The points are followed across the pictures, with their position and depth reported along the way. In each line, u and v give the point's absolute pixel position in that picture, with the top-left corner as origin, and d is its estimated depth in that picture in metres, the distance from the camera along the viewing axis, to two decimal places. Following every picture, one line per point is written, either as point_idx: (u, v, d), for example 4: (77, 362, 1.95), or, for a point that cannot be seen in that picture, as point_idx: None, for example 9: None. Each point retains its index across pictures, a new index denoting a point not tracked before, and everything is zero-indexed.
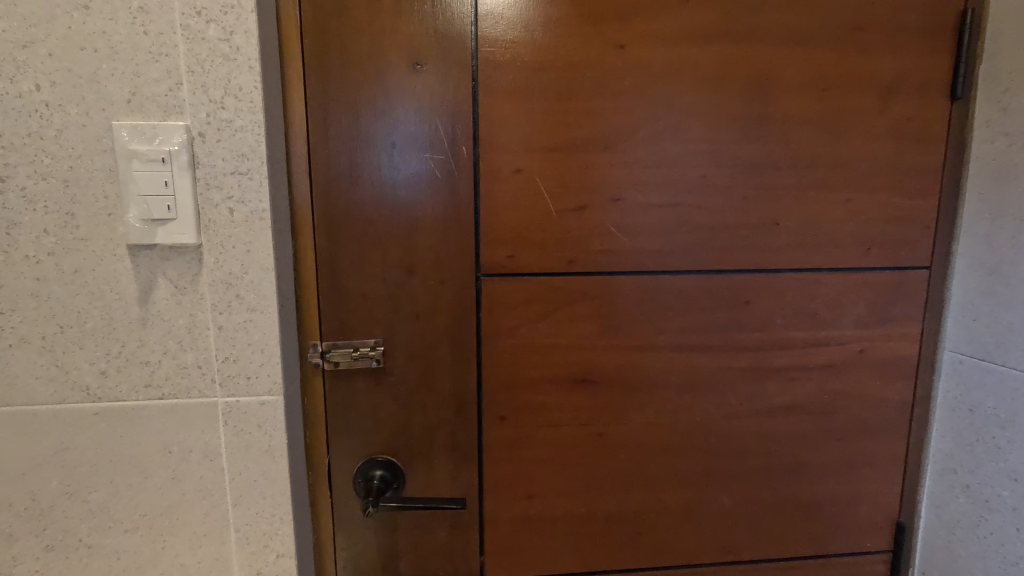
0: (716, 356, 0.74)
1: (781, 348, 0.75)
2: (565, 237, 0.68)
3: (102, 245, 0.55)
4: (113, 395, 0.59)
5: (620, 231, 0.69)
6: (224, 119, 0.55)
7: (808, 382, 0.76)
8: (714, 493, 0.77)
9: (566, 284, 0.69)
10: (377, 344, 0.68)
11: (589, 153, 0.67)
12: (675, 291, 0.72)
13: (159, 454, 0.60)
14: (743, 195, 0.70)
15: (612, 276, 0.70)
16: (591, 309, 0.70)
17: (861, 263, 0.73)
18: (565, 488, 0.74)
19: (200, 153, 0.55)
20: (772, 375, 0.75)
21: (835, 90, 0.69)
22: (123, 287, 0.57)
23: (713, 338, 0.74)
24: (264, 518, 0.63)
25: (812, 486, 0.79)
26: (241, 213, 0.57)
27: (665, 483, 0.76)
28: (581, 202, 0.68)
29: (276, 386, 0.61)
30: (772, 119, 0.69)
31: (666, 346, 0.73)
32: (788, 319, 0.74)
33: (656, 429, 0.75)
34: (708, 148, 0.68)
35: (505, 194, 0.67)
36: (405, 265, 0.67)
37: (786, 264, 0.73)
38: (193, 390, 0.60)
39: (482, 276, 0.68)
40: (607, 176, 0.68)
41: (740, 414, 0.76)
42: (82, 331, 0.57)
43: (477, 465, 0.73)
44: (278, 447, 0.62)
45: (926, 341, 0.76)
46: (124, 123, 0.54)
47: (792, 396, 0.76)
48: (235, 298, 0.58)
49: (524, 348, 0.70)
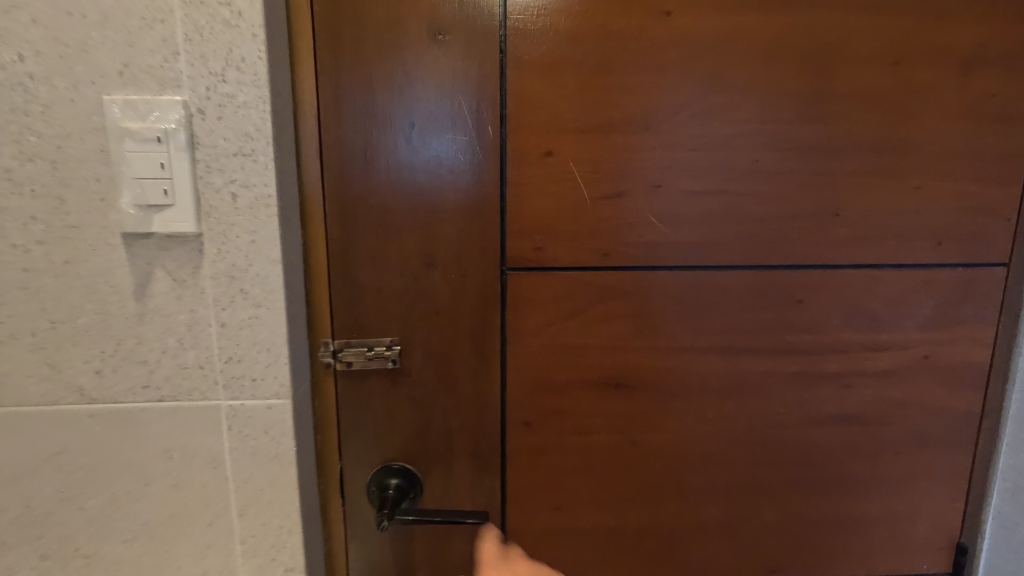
0: (764, 360, 0.67)
1: (836, 352, 0.67)
2: (599, 228, 0.62)
3: (94, 233, 0.50)
4: (110, 396, 0.54)
5: (661, 221, 0.62)
6: (226, 94, 0.50)
7: (865, 389, 0.69)
8: (756, 507, 0.71)
9: (600, 279, 0.63)
10: (394, 342, 0.63)
11: (628, 134, 0.60)
12: (721, 287, 0.65)
13: (159, 460, 0.56)
14: (800, 182, 0.63)
15: (651, 271, 0.64)
16: (627, 306, 0.64)
17: (929, 259, 0.66)
18: (595, 500, 0.69)
19: (199, 132, 0.50)
20: (826, 380, 0.68)
21: (907, 63, 0.61)
22: (117, 279, 0.52)
23: (762, 340, 0.66)
24: (272, 530, 0.58)
25: (865, 502, 0.72)
26: (246, 199, 0.52)
27: (704, 497, 0.70)
28: (618, 189, 0.61)
29: (284, 388, 0.56)
30: (836, 97, 0.61)
31: (708, 347, 0.66)
32: (845, 320, 0.67)
33: (695, 439, 0.68)
34: (762, 128, 0.61)
35: (535, 180, 0.60)
36: (424, 257, 0.61)
37: (845, 259, 0.65)
38: (195, 392, 0.55)
39: (507, 270, 0.62)
40: (648, 160, 0.61)
41: (790, 424, 0.69)
42: (75, 327, 0.52)
43: (499, 474, 0.67)
44: (287, 454, 0.57)
45: (1000, 345, 0.68)
46: (116, 98, 0.48)
47: (847, 405, 0.69)
48: (239, 293, 0.53)
49: (552, 348, 0.64)
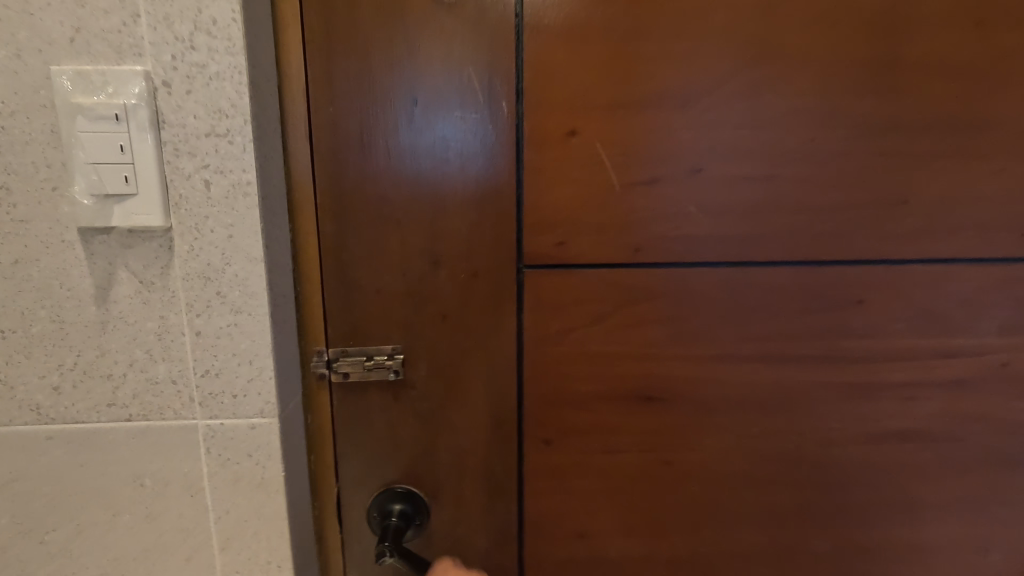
0: (817, 369, 0.59)
1: (900, 359, 0.59)
2: (629, 219, 0.54)
3: (47, 228, 0.43)
4: (71, 415, 0.47)
5: (701, 211, 0.54)
6: (195, 63, 0.42)
7: (931, 402, 0.60)
8: (805, 534, 0.63)
9: (630, 278, 0.55)
10: (395, 351, 0.55)
11: (665, 111, 0.52)
12: (769, 287, 0.56)
13: (129, 487, 0.49)
14: (862, 165, 0.54)
15: (689, 269, 0.56)
16: (661, 309, 0.56)
17: (1009, 253, 0.57)
18: (624, 527, 0.61)
19: (165, 109, 0.43)
20: (887, 392, 0.60)
21: (990, 24, 0.52)
22: (75, 281, 0.45)
23: (815, 347, 0.58)
24: (259, 565, 0.51)
25: (928, 527, 0.64)
26: (221, 187, 0.44)
27: (746, 523, 0.62)
28: (651, 174, 0.53)
29: (270, 406, 0.49)
30: (906, 66, 0.53)
31: (753, 356, 0.58)
32: (910, 324, 0.58)
33: (737, 458, 0.60)
34: (819, 103, 0.53)
35: (556, 164, 0.53)
36: (429, 254, 0.54)
37: (913, 254, 0.57)
38: (167, 411, 0.48)
39: (525, 269, 0.54)
40: (687, 141, 0.53)
41: (844, 442, 0.61)
42: (28, 337, 0.45)
43: (516, 497, 0.60)
44: (273, 481, 0.50)
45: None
46: (66, 69, 0.41)
47: (910, 419, 0.61)
48: (216, 297, 0.46)
49: (576, 357, 0.57)
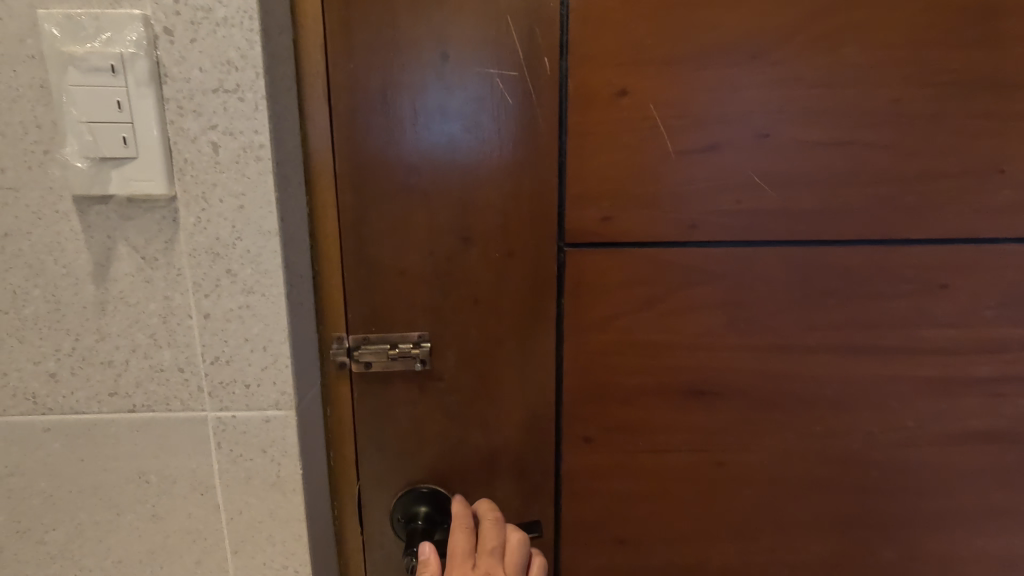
0: (893, 362, 0.52)
1: (987, 351, 0.53)
2: (685, 191, 0.48)
3: (38, 197, 0.39)
4: (69, 406, 0.43)
5: (766, 182, 0.48)
6: (200, 8, 0.37)
7: (1019, 399, 0.54)
8: (872, 544, 0.57)
9: (685, 258, 0.49)
10: (422, 338, 0.50)
11: (728, 68, 0.46)
12: (841, 268, 0.50)
13: (133, 485, 0.45)
14: (952, 129, 0.48)
15: (751, 248, 0.49)
16: (719, 293, 0.50)
17: None
18: (670, 533, 0.56)
19: (167, 61, 0.38)
20: (970, 388, 0.53)
21: None
22: (70, 258, 0.40)
23: (891, 337, 0.52)
24: (274, 571, 0.47)
25: (1011, 540, 0.57)
26: (230, 151, 0.39)
27: (807, 531, 0.56)
28: (711, 140, 0.47)
29: (286, 397, 0.44)
30: (1007, 14, 0.46)
31: (821, 346, 0.52)
32: (1000, 312, 0.52)
33: (798, 460, 0.54)
34: (905, 58, 0.46)
35: (603, 129, 0.47)
36: (460, 231, 0.48)
37: (1006, 231, 0.50)
38: (173, 401, 0.43)
39: (566, 247, 0.49)
40: (753, 102, 0.47)
41: (920, 443, 0.55)
42: (21, 319, 0.41)
43: (552, 499, 0.55)
44: (290, 479, 0.45)
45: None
46: (54, 13, 0.36)
47: (995, 419, 0.54)
48: (225, 275, 0.41)
49: (621, 346, 0.51)
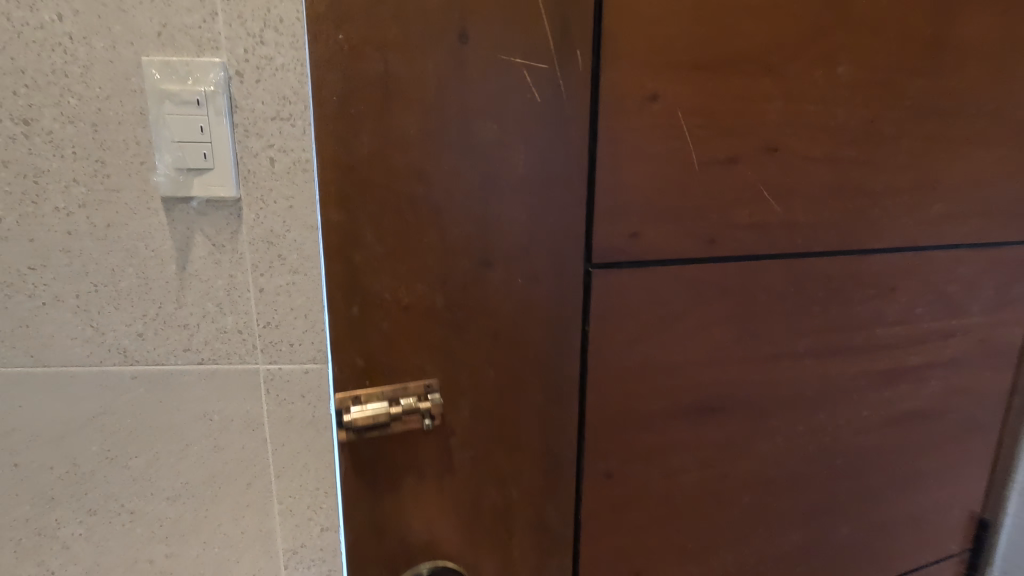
0: (856, 359, 0.76)
1: (918, 343, 0.79)
2: (705, 201, 0.62)
3: (135, 197, 0.51)
4: (151, 358, 0.55)
5: (771, 198, 0.65)
6: (264, 56, 0.49)
7: (933, 377, 0.82)
8: (834, 523, 0.84)
9: (706, 268, 0.65)
10: (428, 391, 0.58)
11: (698, 108, 0.59)
12: (823, 276, 0.70)
13: (199, 422, 0.57)
14: (884, 157, 0.68)
15: (758, 260, 0.67)
16: (732, 297, 0.67)
17: (996, 239, 0.78)
18: (673, 483, 0.72)
19: (238, 96, 0.50)
20: (908, 370, 0.80)
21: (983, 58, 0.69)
22: (158, 243, 0.52)
23: (856, 335, 0.75)
24: (308, 492, 0.60)
25: (918, 489, 0.87)
26: (284, 164, 0.52)
27: (731, 463, 0.74)
28: (729, 153, 0.62)
29: (321, 353, 0.57)
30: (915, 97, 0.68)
31: (808, 345, 0.73)
32: (927, 309, 0.77)
33: (783, 425, 0.75)
34: (864, 109, 0.65)
35: (638, 141, 0.58)
36: (480, 254, 0.56)
37: (931, 241, 0.75)
38: (234, 356, 0.56)
39: (593, 268, 0.60)
40: (740, 133, 0.61)
41: (870, 425, 0.80)
42: (116, 290, 0.53)
43: (579, 466, 0.67)
44: (323, 419, 0.58)
45: (984, 315, 0.81)
46: (155, 59, 0.48)
47: (920, 395, 0.82)
48: (277, 259, 0.54)
49: (648, 340, 0.65)
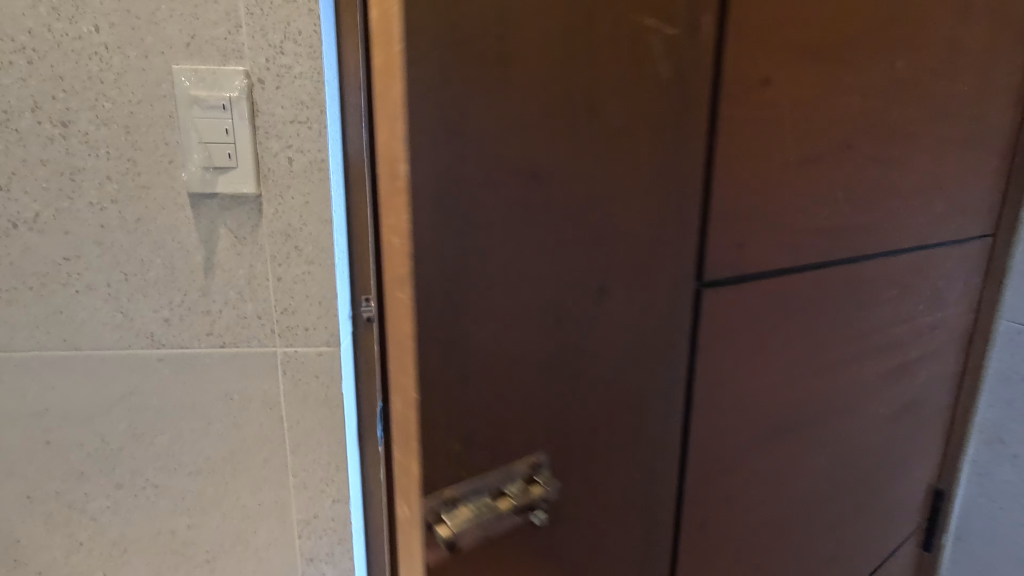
0: (880, 358, 0.81)
1: (914, 337, 0.85)
2: (790, 203, 0.61)
3: (164, 193, 0.55)
4: (176, 342, 0.60)
5: (841, 204, 0.66)
6: (283, 65, 0.54)
7: (921, 368, 0.88)
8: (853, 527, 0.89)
9: (798, 278, 0.65)
10: (536, 470, 0.49)
11: (793, 99, 0.57)
12: (877, 274, 0.75)
13: (220, 401, 0.62)
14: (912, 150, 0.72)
15: (832, 268, 0.69)
16: (809, 305, 0.68)
17: (970, 235, 0.87)
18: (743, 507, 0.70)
19: (259, 101, 0.54)
20: (909, 363, 0.86)
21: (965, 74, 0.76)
22: (184, 236, 0.57)
23: (881, 333, 0.79)
24: (321, 466, 0.65)
25: (898, 475, 0.94)
26: (301, 163, 0.56)
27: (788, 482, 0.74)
28: (806, 150, 0.60)
29: (334, 337, 0.62)
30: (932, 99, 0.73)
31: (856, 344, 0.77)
32: (924, 306, 0.84)
33: (831, 425, 0.77)
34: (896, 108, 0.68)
35: (737, 134, 0.54)
36: (598, 280, 0.48)
37: (936, 238, 0.82)
38: (253, 339, 0.61)
39: (704, 287, 0.56)
40: (817, 128, 0.60)
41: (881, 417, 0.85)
42: (145, 279, 0.57)
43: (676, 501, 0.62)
44: (336, 398, 0.63)
45: (955, 305, 0.90)
46: (183, 68, 0.53)
47: (915, 381, 0.89)
48: (294, 250, 0.58)
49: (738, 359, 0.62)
